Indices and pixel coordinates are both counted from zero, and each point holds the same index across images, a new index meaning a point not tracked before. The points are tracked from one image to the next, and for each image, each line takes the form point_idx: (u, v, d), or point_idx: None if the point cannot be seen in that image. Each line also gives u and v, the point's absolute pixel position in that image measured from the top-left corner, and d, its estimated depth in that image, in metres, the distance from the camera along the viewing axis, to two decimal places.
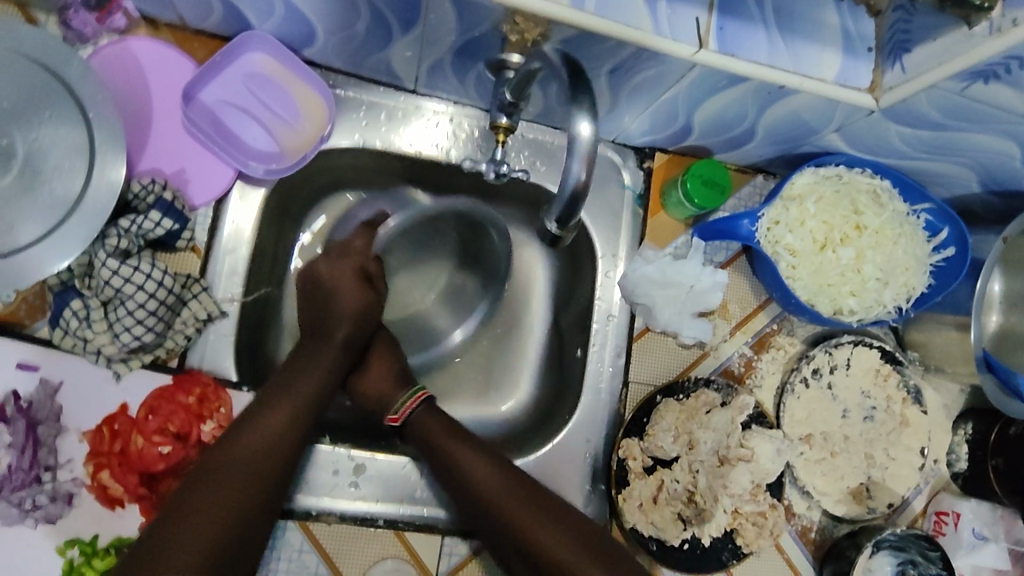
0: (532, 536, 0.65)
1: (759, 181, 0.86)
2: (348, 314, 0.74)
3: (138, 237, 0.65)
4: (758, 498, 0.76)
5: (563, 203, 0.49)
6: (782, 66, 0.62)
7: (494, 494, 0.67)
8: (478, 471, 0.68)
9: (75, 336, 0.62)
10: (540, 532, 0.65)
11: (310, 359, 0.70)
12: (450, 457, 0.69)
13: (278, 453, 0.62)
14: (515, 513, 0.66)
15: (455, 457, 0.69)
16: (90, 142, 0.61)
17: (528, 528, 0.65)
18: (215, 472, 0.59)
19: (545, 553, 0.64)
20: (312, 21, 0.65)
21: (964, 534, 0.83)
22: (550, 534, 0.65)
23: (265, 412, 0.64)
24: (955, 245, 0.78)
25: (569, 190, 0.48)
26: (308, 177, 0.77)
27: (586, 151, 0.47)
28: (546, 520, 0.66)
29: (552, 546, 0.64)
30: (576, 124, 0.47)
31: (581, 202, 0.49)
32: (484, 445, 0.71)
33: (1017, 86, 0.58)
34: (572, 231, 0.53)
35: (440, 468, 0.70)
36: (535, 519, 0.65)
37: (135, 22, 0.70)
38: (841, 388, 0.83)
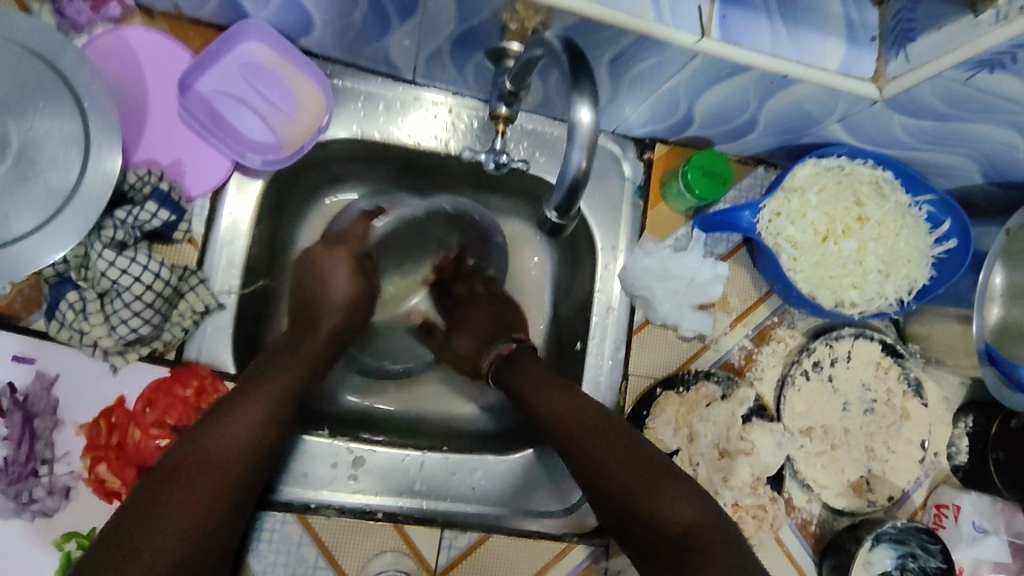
0: (608, 462, 0.64)
1: (760, 173, 0.86)
2: (335, 298, 0.73)
3: (134, 228, 0.64)
4: (758, 491, 0.76)
5: (563, 192, 0.48)
6: (785, 55, 0.61)
7: (561, 411, 0.68)
8: (562, 402, 0.68)
9: (70, 328, 0.62)
10: (606, 454, 0.65)
11: (288, 352, 0.68)
12: (573, 433, 0.67)
13: (259, 450, 0.60)
14: (592, 433, 0.66)
15: (529, 401, 0.70)
16: (85, 132, 0.60)
17: (585, 442, 0.66)
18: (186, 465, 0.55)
19: (612, 478, 0.63)
20: (309, 10, 0.64)
21: (965, 527, 0.82)
22: (617, 445, 0.65)
23: (242, 403, 0.61)
24: (957, 237, 0.77)
25: (568, 179, 0.47)
26: (307, 167, 0.76)
27: (587, 138, 0.46)
28: (610, 438, 0.66)
29: (610, 466, 0.64)
30: (577, 110, 0.45)
31: (581, 192, 0.48)
32: (553, 379, 0.71)
33: (1022, 75, 0.58)
34: (573, 219, 0.52)
35: (518, 404, 0.72)
36: (626, 447, 0.65)
37: (130, 11, 0.69)
38: (842, 381, 0.82)
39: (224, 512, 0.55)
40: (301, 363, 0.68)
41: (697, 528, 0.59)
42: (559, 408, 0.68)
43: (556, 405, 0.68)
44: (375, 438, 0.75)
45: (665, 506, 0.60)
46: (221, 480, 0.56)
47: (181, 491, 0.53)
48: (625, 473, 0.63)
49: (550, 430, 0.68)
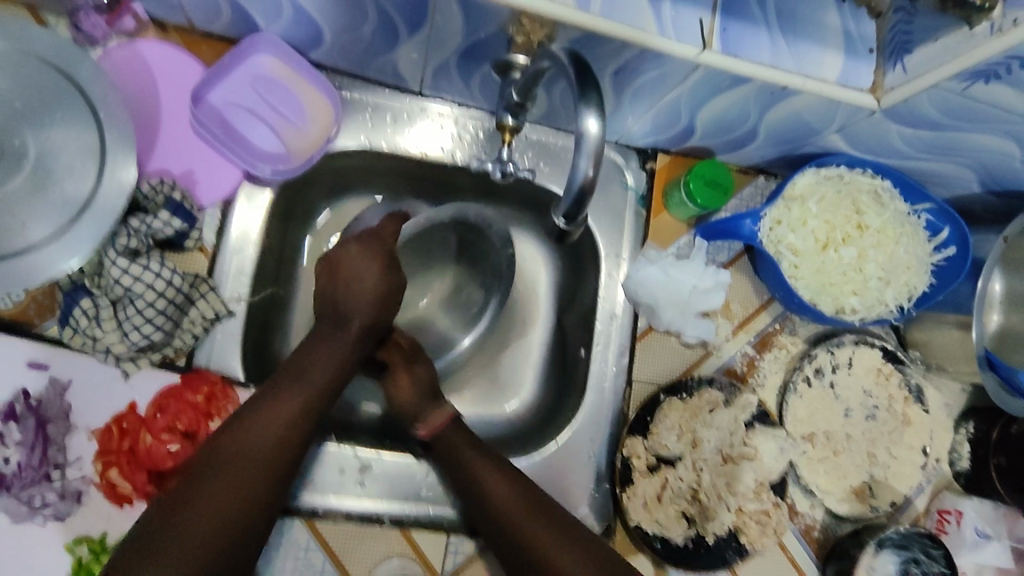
0: (541, 549, 0.63)
1: (761, 182, 0.87)
2: (365, 294, 0.70)
3: (147, 237, 0.65)
4: (761, 496, 0.76)
5: (572, 198, 0.49)
6: (785, 67, 0.63)
7: (513, 507, 0.66)
8: (501, 492, 0.67)
9: (84, 334, 0.63)
10: (497, 495, 0.67)
11: (327, 342, 0.68)
12: (514, 527, 0.65)
13: (294, 443, 0.60)
14: (535, 534, 0.64)
15: (474, 482, 0.68)
16: (100, 143, 0.62)
17: (534, 537, 0.64)
18: (224, 459, 0.56)
19: (542, 563, 0.62)
20: (319, 23, 0.66)
21: (967, 533, 0.84)
22: (543, 530, 0.64)
23: (280, 394, 0.62)
24: (956, 244, 0.78)
25: (576, 186, 0.49)
26: (316, 178, 0.78)
27: (593, 147, 0.48)
28: (556, 537, 0.64)
29: (550, 553, 0.62)
30: (584, 119, 0.47)
31: (588, 200, 0.50)
32: (501, 459, 0.70)
33: (1017, 85, 0.59)
34: (580, 225, 0.54)
35: (463, 484, 0.69)
36: (549, 532, 0.64)
37: (144, 25, 0.71)
38: (843, 387, 0.83)
39: (260, 505, 0.56)
40: (340, 355, 0.68)
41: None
42: (502, 494, 0.67)
43: (502, 491, 0.67)
44: (381, 443, 0.75)
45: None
46: (256, 472, 0.57)
47: (219, 480, 0.55)
48: (569, 569, 0.61)
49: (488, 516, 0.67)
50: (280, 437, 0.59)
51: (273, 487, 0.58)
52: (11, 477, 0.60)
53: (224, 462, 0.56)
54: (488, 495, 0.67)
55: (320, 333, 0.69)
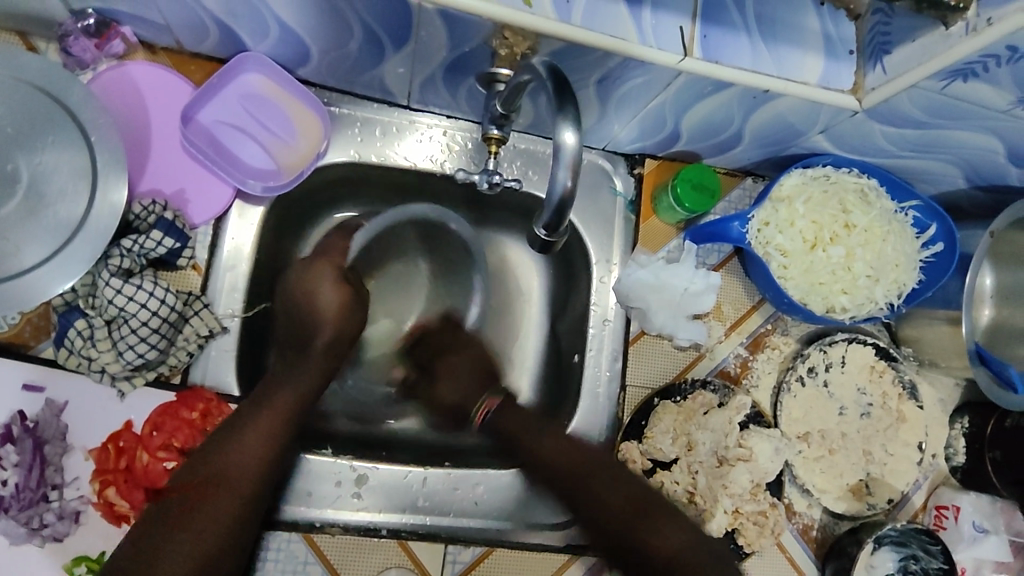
0: (592, 490, 0.66)
1: (749, 184, 0.88)
2: (330, 313, 0.73)
3: (140, 256, 0.66)
4: (758, 497, 0.77)
5: (553, 208, 0.50)
6: (766, 71, 0.63)
7: (555, 457, 0.69)
8: (552, 443, 0.70)
9: (79, 355, 0.63)
10: (601, 493, 0.66)
11: (296, 369, 0.70)
12: (577, 490, 0.67)
13: (274, 451, 0.63)
14: (579, 470, 0.68)
15: (529, 451, 0.70)
16: (91, 165, 0.62)
17: (592, 489, 0.66)
18: (208, 479, 0.59)
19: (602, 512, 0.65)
20: (306, 41, 0.66)
21: (965, 527, 0.83)
22: (608, 488, 0.66)
23: (252, 422, 0.63)
24: (943, 241, 0.79)
25: (556, 197, 0.49)
26: (307, 193, 0.79)
27: (573, 158, 0.48)
28: (606, 481, 0.66)
29: (604, 498, 0.65)
30: (561, 133, 0.48)
31: (569, 210, 0.50)
32: (515, 405, 0.74)
33: (995, 83, 0.60)
34: (563, 234, 0.54)
35: (518, 459, 0.72)
36: (599, 477, 0.67)
37: (132, 47, 0.71)
38: (837, 385, 0.83)
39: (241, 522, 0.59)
40: (306, 379, 0.69)
41: (685, 553, 0.60)
42: (553, 457, 0.69)
43: (548, 455, 0.69)
44: (378, 456, 0.76)
45: (661, 528, 0.62)
46: (238, 483, 0.60)
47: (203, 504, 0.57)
48: (613, 499, 0.65)
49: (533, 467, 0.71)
50: (255, 462, 0.61)
51: (224, 547, 0.57)
52: (9, 499, 0.60)
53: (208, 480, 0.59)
54: (522, 445, 0.71)
55: (289, 365, 0.70)
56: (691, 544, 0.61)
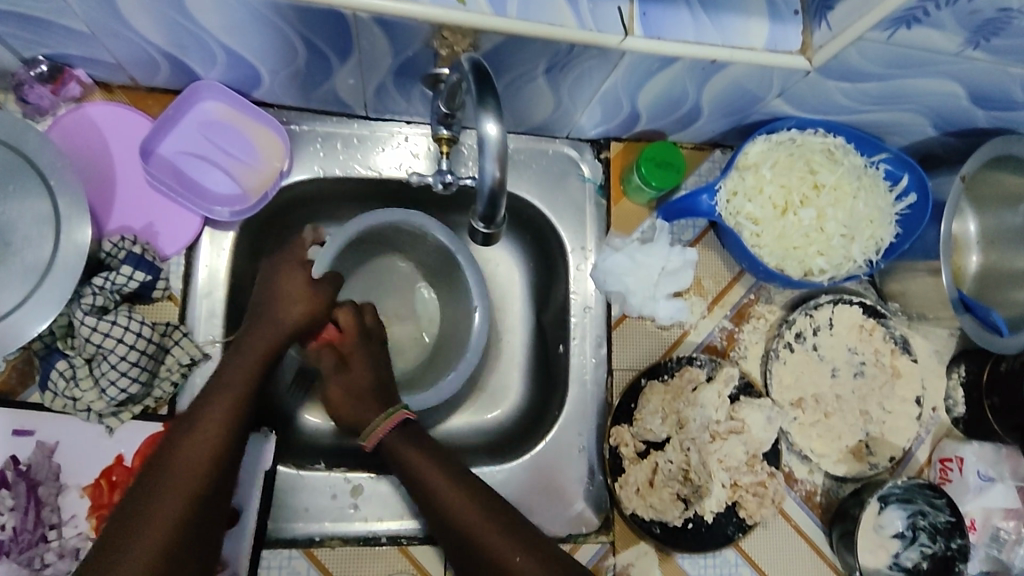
0: (515, 569, 0.60)
1: (718, 156, 0.87)
2: (287, 298, 0.71)
3: (113, 292, 0.67)
4: (754, 468, 0.76)
5: (485, 201, 0.50)
6: (710, 41, 0.63)
7: (433, 472, 0.66)
8: (451, 494, 0.65)
9: (64, 396, 0.64)
10: (494, 548, 0.61)
11: (249, 345, 0.67)
12: (427, 483, 0.66)
13: (231, 436, 0.61)
14: (487, 532, 0.62)
15: (418, 484, 0.67)
16: (55, 209, 0.63)
17: (486, 536, 0.62)
18: (163, 469, 0.57)
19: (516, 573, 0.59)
20: (254, 64, 0.67)
21: (971, 478, 0.82)
22: (498, 540, 0.62)
23: (206, 410, 0.61)
24: (916, 191, 0.78)
25: (487, 189, 0.49)
26: (276, 214, 0.79)
27: (499, 150, 0.48)
28: (457, 490, 0.65)
29: (516, 561, 0.60)
30: (483, 123, 0.46)
31: (501, 199, 0.50)
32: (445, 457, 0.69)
33: (941, 27, 0.59)
34: (501, 225, 0.55)
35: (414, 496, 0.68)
36: (518, 545, 0.61)
37: (89, 89, 0.72)
38: (827, 348, 0.83)
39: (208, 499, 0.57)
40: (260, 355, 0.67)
41: (465, 524, 0.63)
42: (447, 485, 0.66)
43: (442, 477, 0.66)
44: (372, 464, 0.76)
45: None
46: (200, 466, 0.58)
47: (165, 484, 0.56)
48: (459, 509, 0.64)
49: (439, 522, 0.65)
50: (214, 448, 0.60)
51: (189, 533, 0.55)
52: (8, 542, 0.61)
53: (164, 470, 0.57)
54: (436, 497, 0.65)
55: (244, 336, 0.68)
56: (472, 516, 0.64)
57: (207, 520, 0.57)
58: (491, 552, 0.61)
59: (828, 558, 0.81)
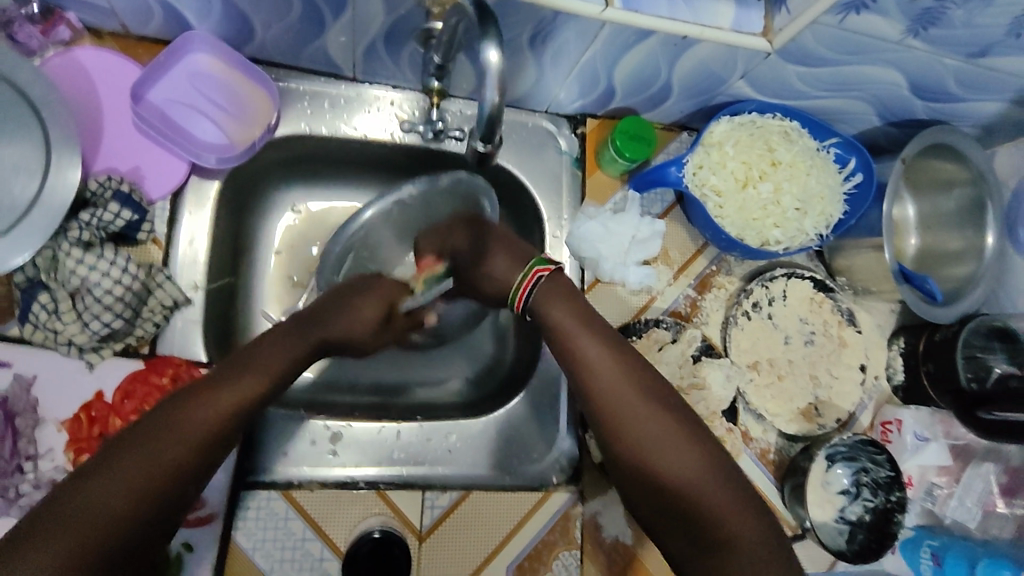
0: (648, 431, 0.61)
1: (684, 137, 0.93)
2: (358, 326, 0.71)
3: (99, 230, 0.67)
4: (714, 422, 0.83)
5: (483, 123, 0.54)
6: (681, 17, 0.69)
7: (565, 323, 0.68)
8: (613, 375, 0.64)
9: (44, 329, 0.65)
10: (648, 432, 0.61)
11: (282, 343, 0.64)
12: (565, 333, 0.67)
13: (240, 420, 0.58)
14: (635, 412, 0.62)
15: (580, 354, 0.66)
16: (47, 144, 0.64)
17: (610, 372, 0.64)
18: (161, 426, 0.53)
19: (661, 472, 0.59)
20: (249, 16, 0.69)
21: (908, 438, 0.88)
22: (658, 429, 0.61)
23: (218, 388, 0.57)
24: (862, 172, 0.84)
25: (485, 114, 0.53)
26: (267, 174, 0.84)
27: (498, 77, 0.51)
28: (630, 381, 0.64)
29: (662, 459, 0.60)
30: (485, 52, 0.50)
31: (498, 123, 0.54)
32: (586, 316, 0.68)
33: (884, 14, 0.65)
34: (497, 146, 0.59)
35: (561, 361, 0.67)
36: (659, 411, 0.62)
37: (78, 34, 0.73)
38: (780, 317, 0.89)
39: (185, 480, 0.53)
40: (292, 359, 0.64)
41: (592, 364, 0.65)
42: (571, 336, 0.67)
43: (568, 327, 0.67)
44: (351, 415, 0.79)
45: (707, 497, 0.58)
46: (188, 441, 0.53)
47: (143, 452, 0.51)
48: (584, 351, 0.66)
49: (564, 357, 0.67)
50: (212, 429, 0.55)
51: (154, 511, 0.51)
52: None
53: (165, 433, 0.53)
54: (594, 371, 0.64)
55: (275, 334, 0.65)
56: (611, 363, 0.65)
57: (177, 504, 0.53)
58: (633, 415, 0.62)
59: (780, 512, 0.86)
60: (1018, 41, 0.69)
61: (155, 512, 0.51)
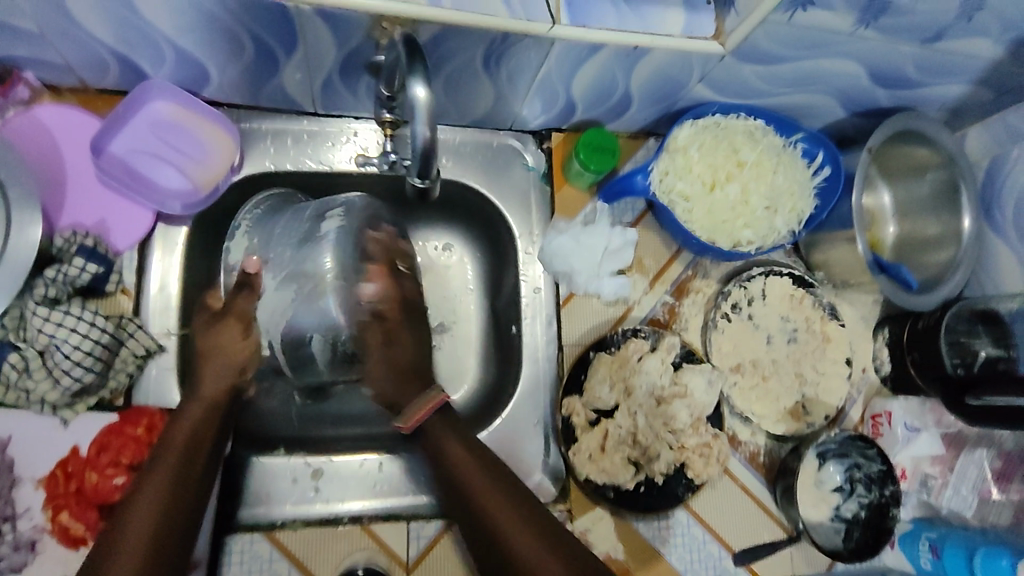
0: (489, 512, 0.61)
1: (652, 144, 0.93)
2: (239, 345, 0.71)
3: (65, 284, 0.68)
4: (699, 430, 0.80)
5: (420, 159, 0.54)
6: (632, 28, 0.69)
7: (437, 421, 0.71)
8: (455, 450, 0.68)
9: (16, 388, 0.66)
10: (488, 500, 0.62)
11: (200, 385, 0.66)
12: (429, 428, 0.71)
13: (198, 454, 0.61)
14: (496, 506, 0.62)
15: (439, 446, 0.69)
16: (6, 206, 0.65)
17: (459, 462, 0.67)
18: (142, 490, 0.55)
19: (504, 533, 0.59)
20: (203, 61, 0.70)
21: (898, 430, 0.88)
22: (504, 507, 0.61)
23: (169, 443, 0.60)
24: (830, 165, 0.84)
25: (420, 147, 0.53)
26: (235, 214, 0.83)
27: (428, 112, 0.52)
28: (464, 443, 0.69)
29: (501, 522, 0.60)
30: (413, 89, 0.51)
31: (434, 155, 0.54)
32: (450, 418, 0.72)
33: (833, 8, 0.65)
34: (436, 181, 0.59)
35: (428, 451, 0.71)
36: (490, 484, 0.64)
37: (38, 91, 0.74)
38: (761, 317, 0.88)
39: (180, 513, 0.55)
40: (211, 398, 0.66)
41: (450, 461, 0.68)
42: (438, 426, 0.71)
43: (436, 422, 0.71)
44: (333, 449, 0.78)
45: (498, 514, 0.61)
46: (163, 479, 0.56)
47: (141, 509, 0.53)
48: (449, 447, 0.68)
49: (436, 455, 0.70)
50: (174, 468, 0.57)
51: (166, 543, 0.52)
52: None
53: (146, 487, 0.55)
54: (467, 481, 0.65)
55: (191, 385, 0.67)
56: (460, 452, 0.68)
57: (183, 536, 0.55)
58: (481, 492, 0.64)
59: (775, 516, 0.85)
60: (972, 24, 0.68)
61: (165, 542, 0.52)
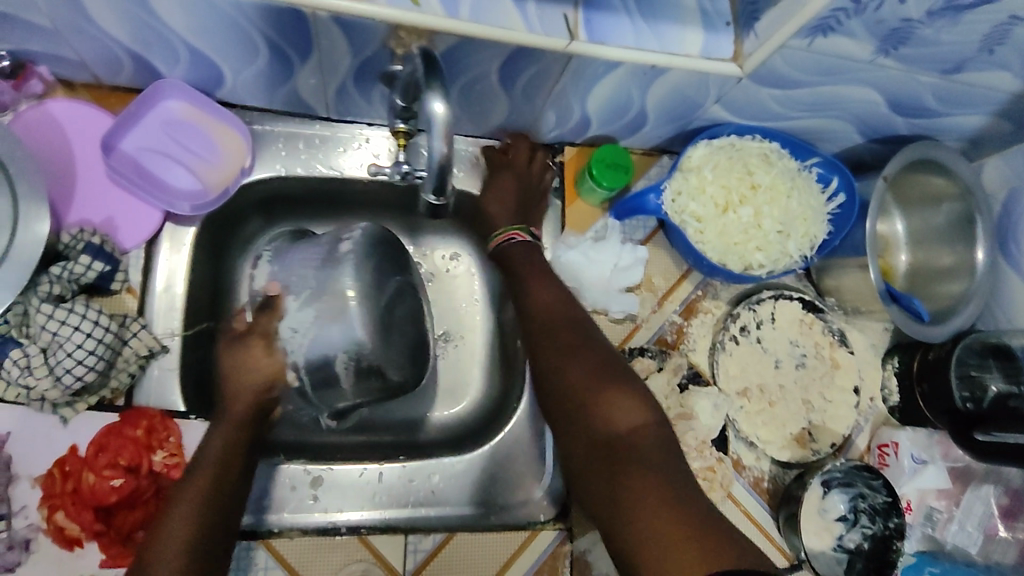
0: (563, 369, 0.64)
1: (665, 161, 0.92)
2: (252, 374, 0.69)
3: (70, 282, 0.68)
4: (704, 453, 0.80)
5: (436, 174, 0.54)
6: (649, 48, 0.68)
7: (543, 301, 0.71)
8: (551, 294, 0.71)
9: (17, 385, 0.64)
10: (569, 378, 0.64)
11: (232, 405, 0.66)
12: (521, 282, 0.73)
13: (232, 471, 0.61)
14: (582, 390, 0.63)
15: (529, 294, 0.71)
16: (13, 201, 0.64)
17: (534, 284, 0.72)
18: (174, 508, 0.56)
19: (572, 386, 0.63)
20: (218, 63, 0.69)
21: (905, 461, 0.86)
22: (578, 366, 0.64)
23: (200, 463, 0.60)
24: (845, 192, 0.83)
25: (435, 166, 0.53)
26: (244, 216, 0.82)
27: (443, 127, 0.52)
28: (544, 281, 0.72)
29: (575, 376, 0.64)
30: (430, 104, 0.51)
31: (450, 173, 0.54)
32: (550, 274, 0.74)
33: (853, 35, 0.64)
34: (452, 198, 0.59)
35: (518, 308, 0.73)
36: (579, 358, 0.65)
37: (51, 86, 0.74)
38: (770, 341, 0.87)
39: (218, 529, 0.57)
40: (240, 416, 0.65)
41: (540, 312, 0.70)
42: (542, 302, 0.71)
43: (541, 297, 0.71)
44: (334, 457, 0.78)
45: (593, 417, 0.61)
46: (200, 492, 0.57)
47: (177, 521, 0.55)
48: (540, 301, 0.71)
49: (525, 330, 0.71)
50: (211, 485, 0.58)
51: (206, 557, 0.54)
52: None
53: (182, 503, 0.56)
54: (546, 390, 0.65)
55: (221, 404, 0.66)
56: (557, 298, 0.71)
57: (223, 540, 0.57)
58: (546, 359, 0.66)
59: (777, 542, 0.84)
60: (993, 57, 0.67)
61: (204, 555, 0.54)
